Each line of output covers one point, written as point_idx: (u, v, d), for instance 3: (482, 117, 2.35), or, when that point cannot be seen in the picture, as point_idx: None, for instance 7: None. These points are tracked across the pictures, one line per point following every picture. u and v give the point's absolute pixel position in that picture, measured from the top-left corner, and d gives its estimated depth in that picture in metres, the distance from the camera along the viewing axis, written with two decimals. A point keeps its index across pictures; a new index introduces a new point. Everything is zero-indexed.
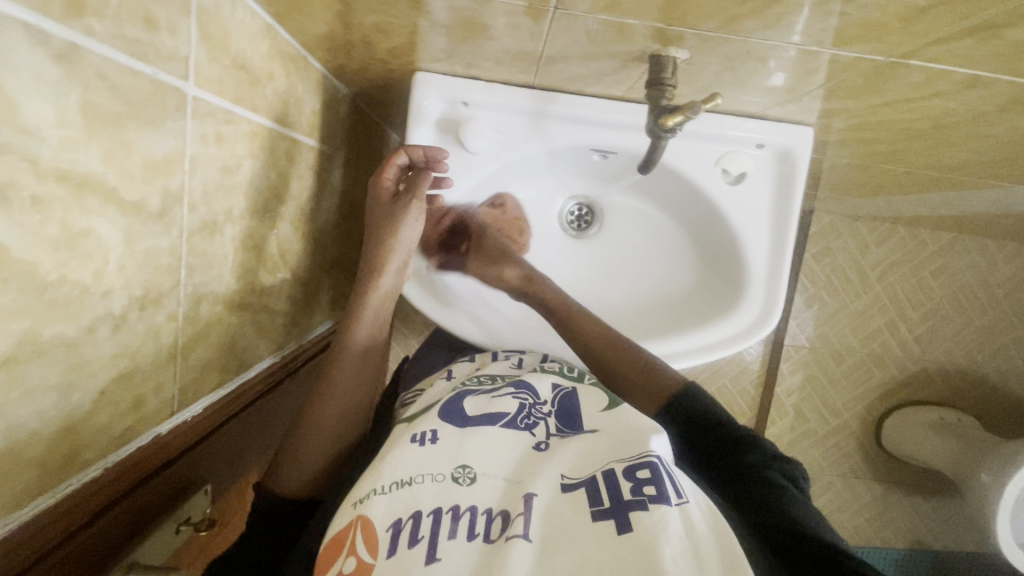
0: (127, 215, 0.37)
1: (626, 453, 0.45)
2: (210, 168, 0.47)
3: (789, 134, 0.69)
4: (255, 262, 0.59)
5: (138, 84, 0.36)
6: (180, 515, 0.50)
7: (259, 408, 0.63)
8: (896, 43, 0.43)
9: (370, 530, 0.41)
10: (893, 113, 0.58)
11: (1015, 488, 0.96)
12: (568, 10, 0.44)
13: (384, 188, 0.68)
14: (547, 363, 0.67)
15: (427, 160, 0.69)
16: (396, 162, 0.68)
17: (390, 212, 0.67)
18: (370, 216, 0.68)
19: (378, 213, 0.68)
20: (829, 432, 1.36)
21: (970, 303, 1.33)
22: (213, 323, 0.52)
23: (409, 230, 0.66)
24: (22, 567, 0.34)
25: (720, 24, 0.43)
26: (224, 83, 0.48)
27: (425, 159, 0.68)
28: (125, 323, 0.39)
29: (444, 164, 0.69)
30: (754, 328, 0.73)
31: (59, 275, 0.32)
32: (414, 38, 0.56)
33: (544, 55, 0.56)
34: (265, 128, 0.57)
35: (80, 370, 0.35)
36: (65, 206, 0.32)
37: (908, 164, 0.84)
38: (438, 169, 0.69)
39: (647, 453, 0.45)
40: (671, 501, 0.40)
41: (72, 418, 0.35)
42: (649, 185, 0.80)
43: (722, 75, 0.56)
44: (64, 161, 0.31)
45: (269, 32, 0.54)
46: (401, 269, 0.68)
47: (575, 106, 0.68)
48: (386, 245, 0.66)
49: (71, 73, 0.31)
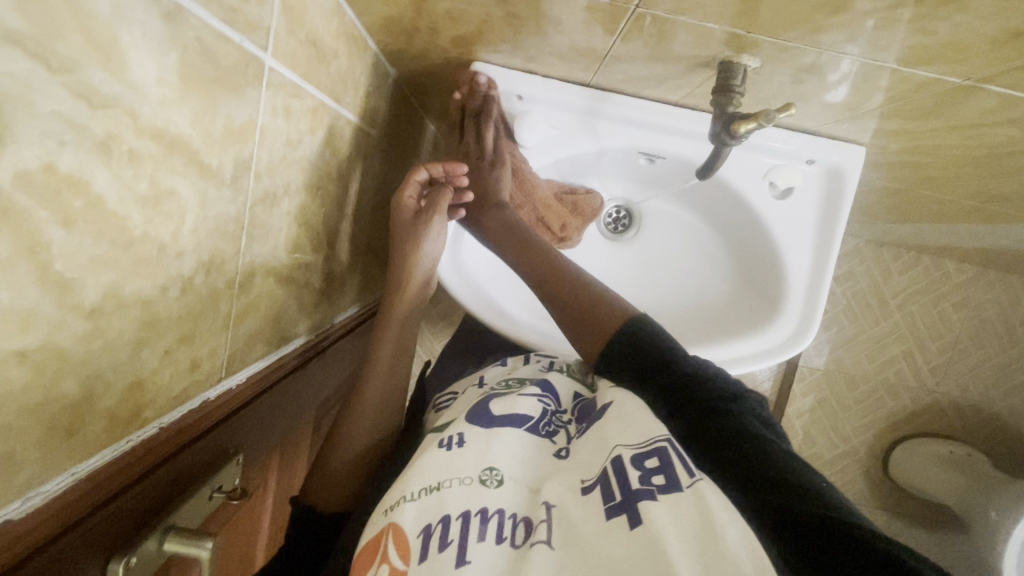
0: (205, 178, 0.38)
1: (634, 438, 0.45)
2: (277, 140, 0.48)
3: (842, 152, 0.68)
4: (303, 238, 0.60)
5: (227, 50, 0.37)
6: (215, 482, 0.47)
7: (293, 383, 0.63)
8: (977, 67, 0.43)
9: (400, 537, 0.41)
10: (953, 138, 0.57)
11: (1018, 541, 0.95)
12: (649, 9, 0.44)
13: (406, 206, 0.67)
14: (578, 365, 0.67)
15: (447, 175, 0.68)
16: (416, 180, 0.67)
17: (413, 230, 0.67)
18: (391, 233, 0.69)
19: (400, 230, 0.68)
20: (836, 457, 1.35)
21: (990, 338, 1.32)
22: (263, 295, 0.52)
23: (431, 246, 0.68)
24: (90, 508, 0.33)
25: (802, 34, 0.43)
26: (297, 57, 0.48)
27: (446, 175, 0.67)
28: (193, 285, 0.39)
29: (462, 179, 0.68)
30: (790, 342, 0.73)
31: (144, 232, 0.32)
32: (481, 27, 0.57)
33: (609, 54, 0.56)
34: (326, 105, 0.57)
35: (152, 327, 0.35)
36: (155, 164, 0.32)
37: (948, 191, 0.83)
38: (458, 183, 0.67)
39: (654, 438, 0.44)
40: (682, 485, 0.40)
41: (139, 375, 0.35)
42: (693, 193, 0.80)
43: (786, 87, 0.55)
44: (160, 119, 0.32)
45: (339, 10, 0.55)
46: (425, 284, 0.69)
47: (628, 107, 0.69)
48: (410, 265, 0.67)
49: (175, 33, 0.31)
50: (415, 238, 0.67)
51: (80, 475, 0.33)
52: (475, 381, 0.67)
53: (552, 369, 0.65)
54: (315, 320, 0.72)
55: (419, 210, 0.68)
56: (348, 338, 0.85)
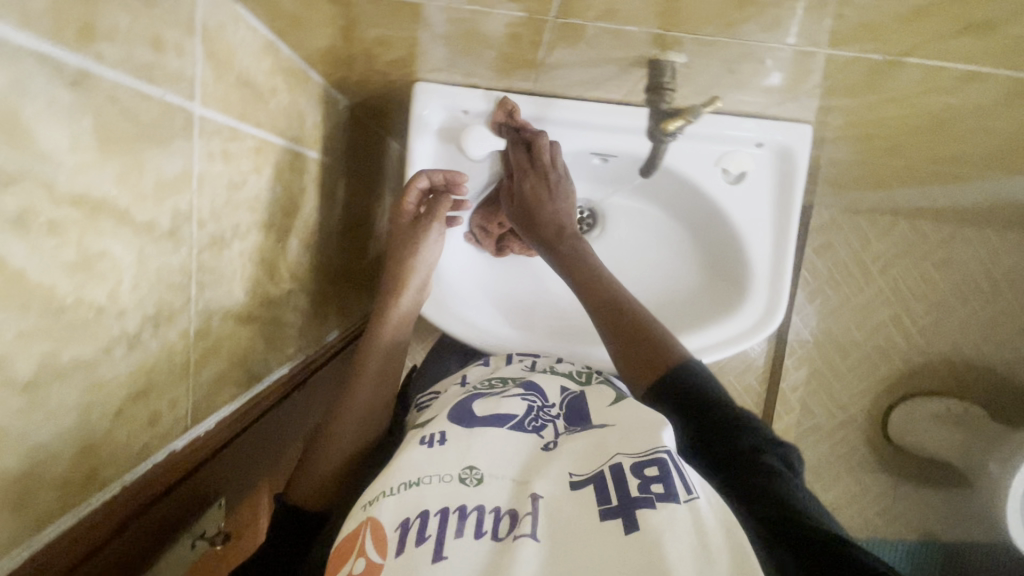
0: (140, 235, 0.38)
1: (636, 447, 0.45)
2: (218, 185, 0.48)
3: (788, 131, 0.69)
4: (262, 276, 0.60)
5: (147, 106, 0.37)
6: (195, 529, 0.49)
7: (272, 418, 0.63)
8: (895, 42, 0.43)
9: (378, 532, 0.39)
10: (893, 109, 0.58)
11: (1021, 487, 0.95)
12: (568, 18, 0.45)
13: (406, 212, 0.70)
14: (560, 365, 0.67)
15: (447, 184, 0.70)
16: (416, 186, 0.69)
17: (410, 236, 0.69)
18: (393, 238, 0.71)
19: (400, 237, 0.71)
20: (835, 427, 1.36)
21: (974, 294, 1.33)
22: (224, 337, 0.52)
23: (428, 253, 0.69)
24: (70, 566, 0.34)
25: (718, 28, 0.44)
26: (230, 100, 0.48)
27: (446, 182, 0.68)
28: (140, 341, 0.39)
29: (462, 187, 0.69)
30: (759, 325, 0.74)
31: (75, 298, 0.32)
32: (415, 49, 0.57)
33: (543, 63, 0.57)
34: (270, 142, 0.58)
35: (98, 390, 0.35)
36: (80, 229, 0.32)
37: (906, 158, 0.84)
38: (457, 192, 0.69)
39: (657, 448, 0.44)
40: (681, 498, 0.40)
41: (91, 437, 0.36)
42: (651, 187, 0.81)
43: (720, 78, 0.56)
44: (79, 185, 0.32)
45: (271, 47, 0.55)
46: (422, 288, 0.69)
47: (575, 111, 0.69)
48: (407, 268, 0.68)
49: (85, 99, 0.31)
50: (412, 244, 0.68)
51: (29, 552, 0.32)
52: (457, 379, 0.66)
53: (536, 371, 0.65)
54: (292, 352, 0.72)
55: (418, 216, 0.70)
56: (330, 363, 0.84)
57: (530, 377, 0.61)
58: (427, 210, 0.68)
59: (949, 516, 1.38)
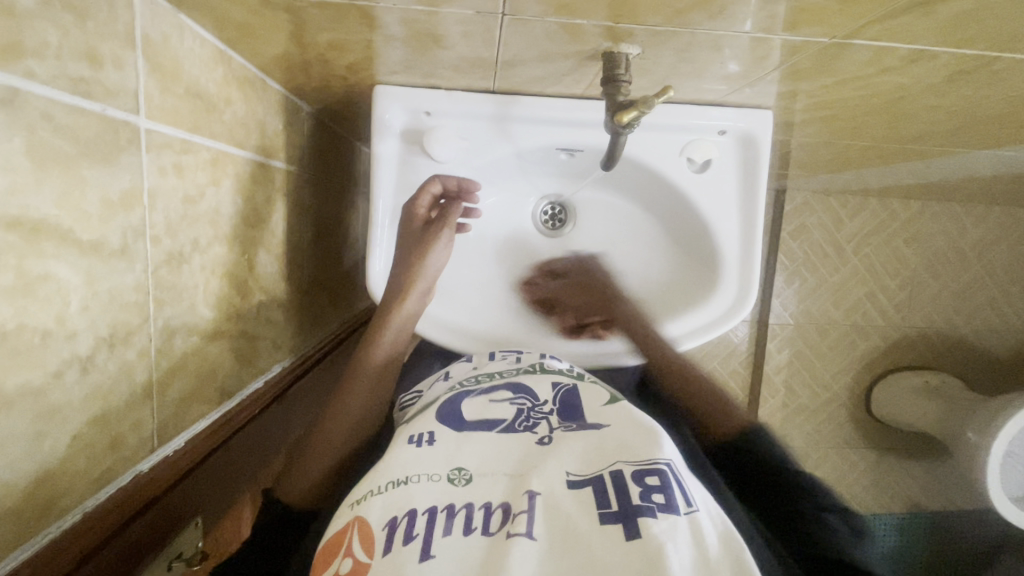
0: (87, 255, 0.37)
1: (635, 454, 0.42)
2: (172, 200, 0.47)
3: (750, 118, 0.70)
4: (230, 290, 0.59)
5: (86, 123, 0.36)
6: (172, 551, 0.47)
7: (250, 433, 0.62)
8: (838, 25, 0.44)
9: (366, 532, 0.37)
10: (847, 90, 0.59)
11: (1001, 445, 0.97)
12: (517, 15, 0.45)
13: (420, 214, 0.69)
14: (548, 360, 0.65)
15: (460, 190, 0.73)
16: (431, 191, 0.70)
17: (421, 238, 0.68)
18: (401, 239, 0.69)
19: (408, 239, 0.69)
20: (820, 406, 1.38)
21: (944, 268, 1.36)
22: (190, 355, 0.51)
23: (438, 257, 0.68)
24: None
25: (666, 18, 0.44)
26: (179, 112, 0.47)
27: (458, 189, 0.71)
28: (94, 364, 0.38)
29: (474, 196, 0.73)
30: (733, 310, 0.75)
31: (17, 323, 0.32)
32: (370, 53, 0.57)
33: (500, 60, 0.57)
34: (229, 154, 0.57)
35: (51, 417, 0.35)
36: (18, 252, 0.31)
37: (868, 140, 0.85)
38: (469, 199, 0.73)
39: (656, 458, 0.41)
40: (681, 510, 0.37)
41: (44, 465, 0.35)
42: (615, 178, 0.81)
43: (677, 67, 0.57)
44: (14, 207, 0.31)
45: (222, 57, 0.54)
46: (426, 292, 0.68)
47: (538, 107, 0.69)
48: (415, 270, 0.66)
49: (15, 117, 0.31)
50: (424, 245, 0.67)
51: None
52: (440, 376, 0.65)
53: (525, 368, 0.63)
54: (267, 365, 0.71)
55: (430, 220, 0.70)
56: (308, 375, 0.82)
57: (519, 376, 0.59)
58: (444, 213, 0.69)
59: (932, 486, 1.41)
